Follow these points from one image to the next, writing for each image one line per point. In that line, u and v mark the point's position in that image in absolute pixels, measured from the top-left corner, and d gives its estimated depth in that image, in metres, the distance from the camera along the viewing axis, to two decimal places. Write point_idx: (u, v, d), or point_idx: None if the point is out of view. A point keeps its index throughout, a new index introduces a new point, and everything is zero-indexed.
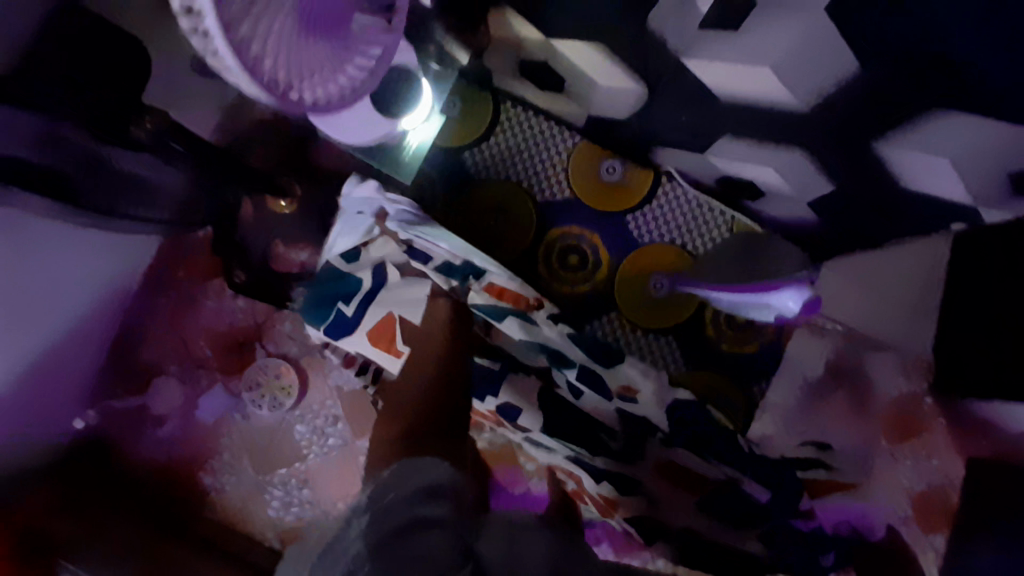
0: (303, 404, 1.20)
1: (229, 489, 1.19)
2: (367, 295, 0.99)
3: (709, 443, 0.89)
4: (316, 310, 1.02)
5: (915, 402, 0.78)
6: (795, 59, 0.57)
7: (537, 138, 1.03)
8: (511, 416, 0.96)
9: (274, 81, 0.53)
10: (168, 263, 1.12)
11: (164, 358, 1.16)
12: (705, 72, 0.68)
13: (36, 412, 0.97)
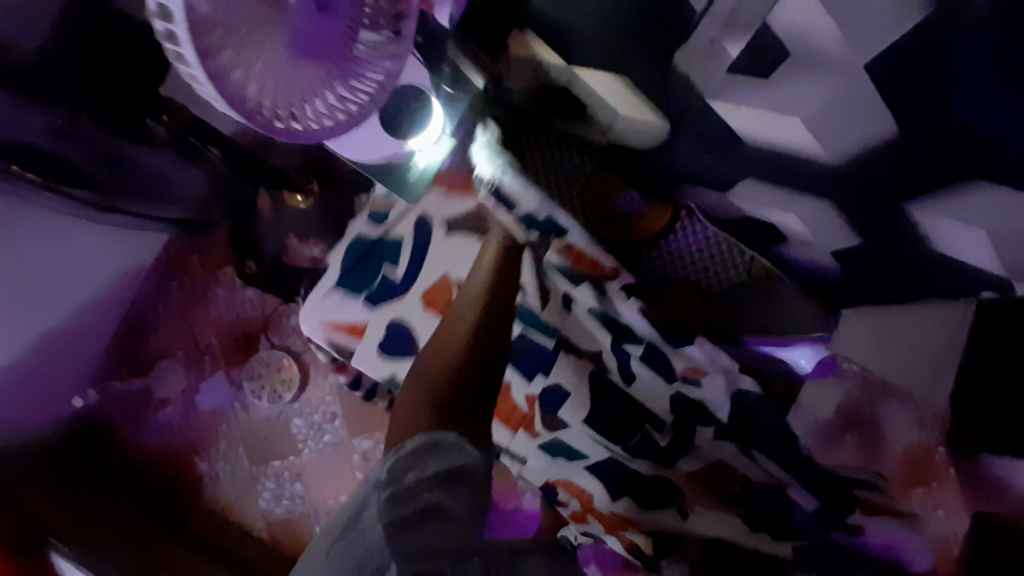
0: (303, 399, 1.19)
1: (223, 478, 1.18)
2: (414, 253, 0.93)
3: (751, 435, 0.82)
4: (359, 273, 0.95)
5: (928, 453, 0.71)
6: (826, 119, 0.50)
7: None
8: (554, 401, 0.89)
9: (262, 112, 0.43)
10: (181, 251, 1.15)
11: (171, 345, 1.17)
12: (732, 116, 0.58)
13: (30, 400, 1.01)
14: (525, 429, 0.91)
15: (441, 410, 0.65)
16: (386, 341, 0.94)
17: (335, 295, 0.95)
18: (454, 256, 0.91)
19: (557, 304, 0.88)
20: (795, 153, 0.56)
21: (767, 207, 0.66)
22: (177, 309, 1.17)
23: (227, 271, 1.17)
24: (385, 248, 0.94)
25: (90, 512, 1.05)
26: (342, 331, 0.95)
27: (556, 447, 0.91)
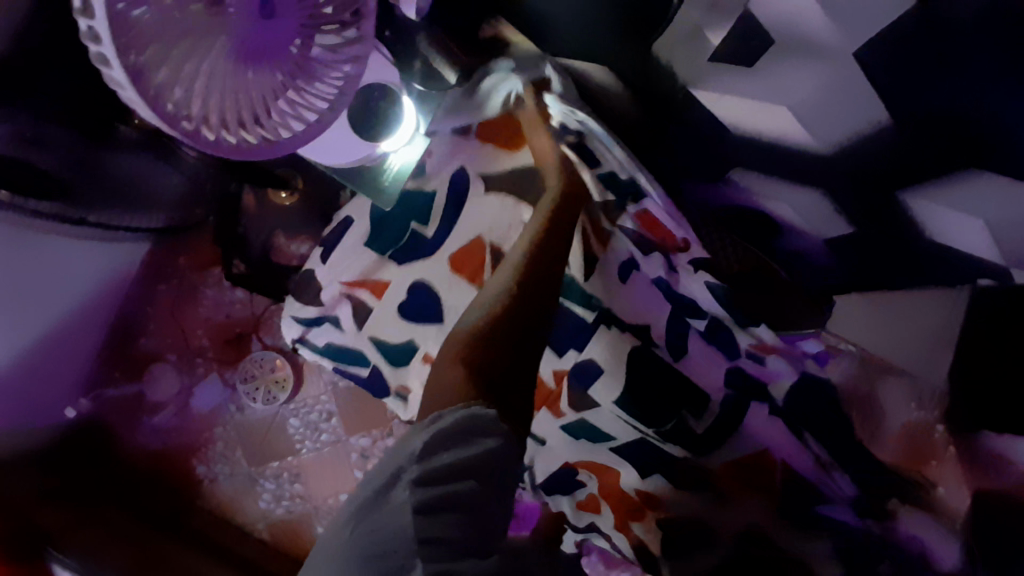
0: (298, 398, 1.18)
1: (222, 480, 1.17)
2: (444, 207, 0.81)
3: (809, 419, 0.75)
4: (384, 232, 0.82)
5: (926, 431, 0.69)
6: (823, 103, 0.51)
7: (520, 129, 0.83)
8: (591, 372, 0.79)
9: (197, 126, 0.47)
10: (169, 250, 1.16)
11: (164, 347, 1.18)
12: (715, 105, 0.59)
13: (29, 402, 0.99)
14: (548, 407, 0.81)
15: (474, 384, 0.60)
16: (407, 304, 0.81)
17: (357, 252, 0.83)
18: (496, 215, 0.79)
19: (601, 270, 0.78)
20: (783, 142, 0.56)
21: (768, 192, 0.62)
22: (166, 311, 1.18)
23: (215, 270, 1.18)
24: (415, 200, 0.81)
25: (94, 516, 1.05)
26: (369, 289, 0.82)
27: (583, 427, 0.80)
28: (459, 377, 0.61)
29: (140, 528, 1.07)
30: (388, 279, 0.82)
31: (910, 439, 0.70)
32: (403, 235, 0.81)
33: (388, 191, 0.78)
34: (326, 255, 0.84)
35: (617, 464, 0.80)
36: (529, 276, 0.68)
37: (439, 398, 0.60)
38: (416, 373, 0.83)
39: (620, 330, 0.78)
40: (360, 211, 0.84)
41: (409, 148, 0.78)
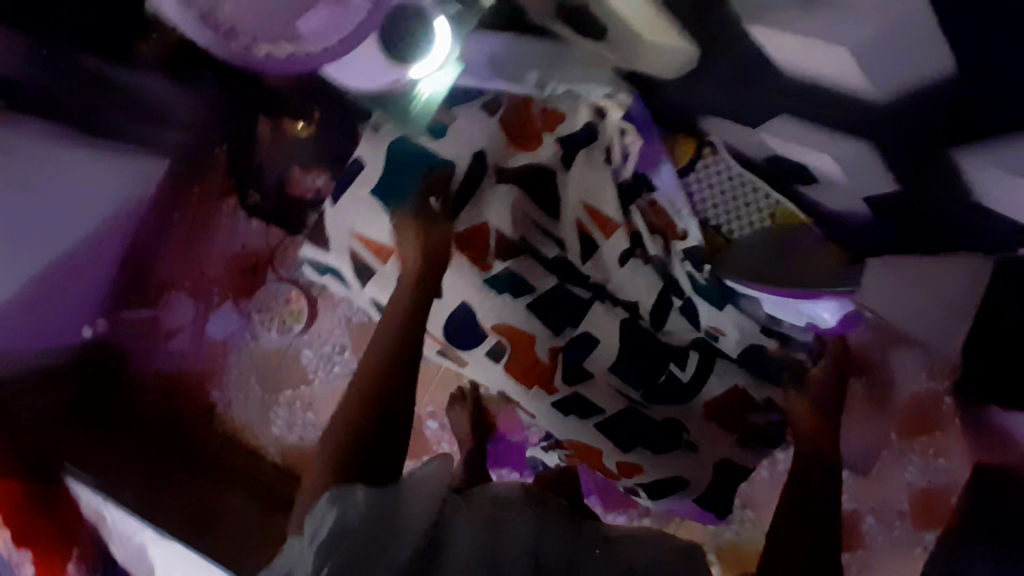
0: (313, 330, 1.19)
1: (236, 405, 1.19)
2: (466, 183, 0.74)
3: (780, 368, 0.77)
4: (391, 191, 0.74)
5: (934, 401, 0.72)
6: (890, 51, 0.42)
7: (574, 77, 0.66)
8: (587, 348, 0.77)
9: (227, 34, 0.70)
10: (182, 179, 1.11)
11: (177, 275, 1.15)
12: (774, 44, 0.48)
13: (45, 326, 1.02)
14: (541, 385, 0.77)
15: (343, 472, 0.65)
16: None
17: (361, 202, 0.75)
18: (504, 199, 0.74)
19: (612, 259, 0.74)
20: (840, 90, 0.48)
21: (791, 149, 0.60)
22: (180, 239, 1.14)
23: (229, 201, 1.16)
24: (431, 168, 0.73)
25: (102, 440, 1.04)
26: (366, 246, 0.76)
27: (575, 397, 0.79)
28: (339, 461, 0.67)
29: (155, 458, 1.10)
30: (389, 244, 0.75)
31: (913, 404, 0.75)
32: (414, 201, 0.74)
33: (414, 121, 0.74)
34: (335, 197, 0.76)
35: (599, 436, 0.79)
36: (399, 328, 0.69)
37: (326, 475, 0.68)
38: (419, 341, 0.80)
39: (621, 312, 0.77)
40: (370, 154, 0.75)
41: (438, 74, 0.71)
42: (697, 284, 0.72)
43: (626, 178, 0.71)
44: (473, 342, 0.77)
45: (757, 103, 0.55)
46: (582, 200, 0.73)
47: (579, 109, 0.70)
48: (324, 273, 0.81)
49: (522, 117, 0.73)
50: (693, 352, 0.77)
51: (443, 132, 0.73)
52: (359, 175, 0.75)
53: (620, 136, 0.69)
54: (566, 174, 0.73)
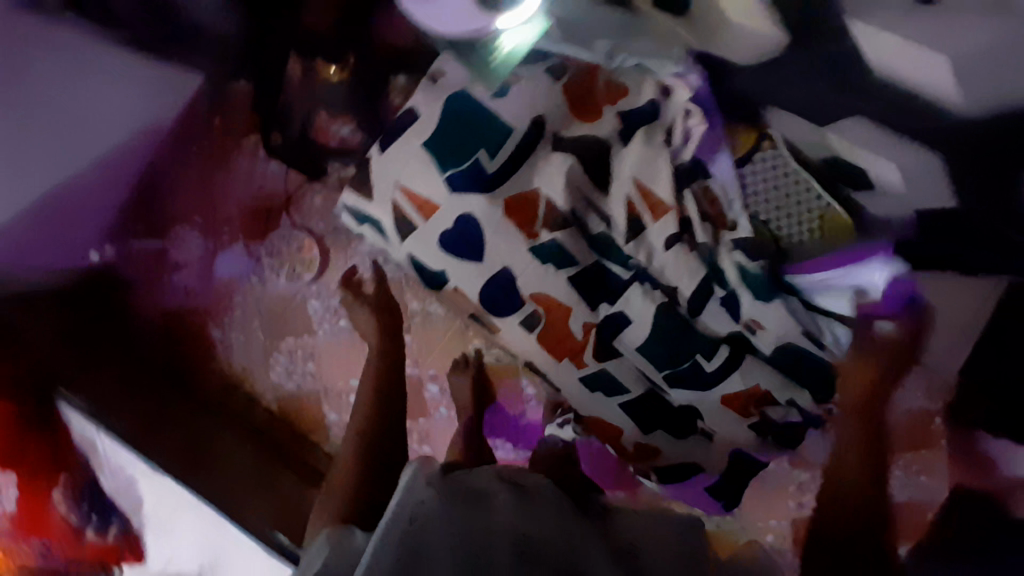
0: (322, 281, 1.15)
1: (235, 347, 1.17)
2: (522, 142, 0.66)
3: (817, 372, 0.68)
4: (441, 144, 0.66)
5: (928, 419, 0.81)
6: (999, 61, 0.41)
7: (650, 50, 0.61)
8: (622, 325, 0.70)
9: None
10: (206, 108, 1.10)
11: (188, 209, 1.14)
12: (874, 40, 0.46)
13: (51, 243, 1.00)
14: (571, 358, 0.71)
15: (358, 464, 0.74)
16: (452, 236, 0.67)
17: (410, 155, 0.66)
18: (558, 169, 0.66)
19: (656, 241, 0.67)
20: (928, 101, 0.47)
21: (853, 151, 0.55)
22: (196, 172, 1.13)
23: (251, 138, 1.13)
24: (484, 124, 0.66)
25: (97, 362, 1.04)
26: (412, 202, 0.67)
27: (604, 381, 0.73)
28: (343, 493, 0.70)
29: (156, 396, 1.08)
30: (437, 202, 0.66)
31: (910, 425, 0.83)
32: (463, 156, 0.65)
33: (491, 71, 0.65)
34: (386, 144, 0.67)
35: (624, 423, 0.75)
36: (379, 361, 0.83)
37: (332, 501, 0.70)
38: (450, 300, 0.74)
39: (658, 296, 0.69)
40: (426, 103, 0.66)
41: (526, 29, 0.62)
42: (745, 275, 0.66)
43: (685, 162, 0.65)
44: (506, 309, 0.70)
45: (829, 104, 0.53)
46: (635, 174, 0.66)
47: (645, 87, 0.65)
48: (361, 223, 0.72)
49: (586, 86, 0.67)
50: (724, 348, 0.70)
51: (505, 93, 0.66)
52: (409, 126, 0.67)
53: (684, 118, 0.64)
54: (622, 150, 0.66)
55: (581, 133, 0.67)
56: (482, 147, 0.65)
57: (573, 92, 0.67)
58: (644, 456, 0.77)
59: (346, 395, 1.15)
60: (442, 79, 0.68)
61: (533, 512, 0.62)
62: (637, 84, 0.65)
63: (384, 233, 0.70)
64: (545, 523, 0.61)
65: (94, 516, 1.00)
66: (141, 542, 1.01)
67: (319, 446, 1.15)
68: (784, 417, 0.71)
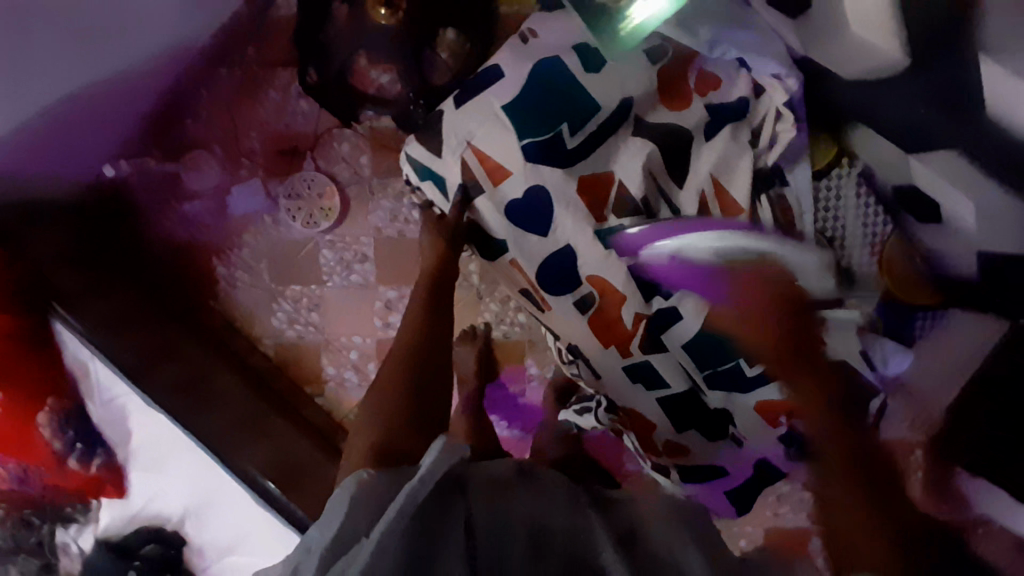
0: (339, 232, 1.11)
1: (239, 286, 1.12)
2: (607, 122, 0.66)
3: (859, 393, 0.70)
4: (525, 110, 0.64)
5: None
6: None
7: (754, 48, 0.63)
8: (672, 321, 0.69)
9: None
10: (245, 34, 1.06)
11: (209, 135, 1.09)
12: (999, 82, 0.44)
13: (60, 157, 0.92)
14: (617, 347, 0.71)
15: (390, 419, 0.60)
16: (519, 208, 0.66)
17: (489, 114, 0.65)
18: (637, 154, 0.66)
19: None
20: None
21: (933, 183, 0.56)
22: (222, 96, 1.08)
23: (285, 72, 1.08)
24: (574, 97, 0.64)
25: (99, 285, 0.99)
26: (482, 164, 0.66)
27: (645, 374, 0.73)
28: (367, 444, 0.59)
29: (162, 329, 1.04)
30: (509, 167, 0.65)
31: None
32: (544, 127, 0.64)
33: (617, 42, 0.64)
34: (462, 99, 0.66)
35: (659, 418, 0.75)
36: (418, 320, 0.69)
37: (355, 458, 0.58)
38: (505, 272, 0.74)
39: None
40: (512, 62, 0.66)
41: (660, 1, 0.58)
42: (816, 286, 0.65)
43: (767, 164, 0.66)
44: (563, 287, 0.69)
45: (928, 127, 0.52)
46: (713, 171, 0.66)
47: (738, 82, 0.66)
48: (420, 179, 0.70)
49: (680, 75, 0.67)
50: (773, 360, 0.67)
51: (598, 66, 0.65)
52: (492, 85, 0.66)
53: (774, 120, 0.65)
54: (704, 145, 0.66)
55: (667, 119, 0.66)
56: (564, 121, 0.64)
57: (669, 80, 0.67)
58: (672, 453, 0.77)
59: (346, 350, 1.13)
60: (535, 40, 0.67)
61: (540, 499, 0.56)
62: (732, 80, 0.67)
63: (446, 191, 0.69)
64: (555, 511, 0.55)
65: (79, 444, 0.96)
66: (125, 475, 0.97)
67: (314, 397, 1.13)
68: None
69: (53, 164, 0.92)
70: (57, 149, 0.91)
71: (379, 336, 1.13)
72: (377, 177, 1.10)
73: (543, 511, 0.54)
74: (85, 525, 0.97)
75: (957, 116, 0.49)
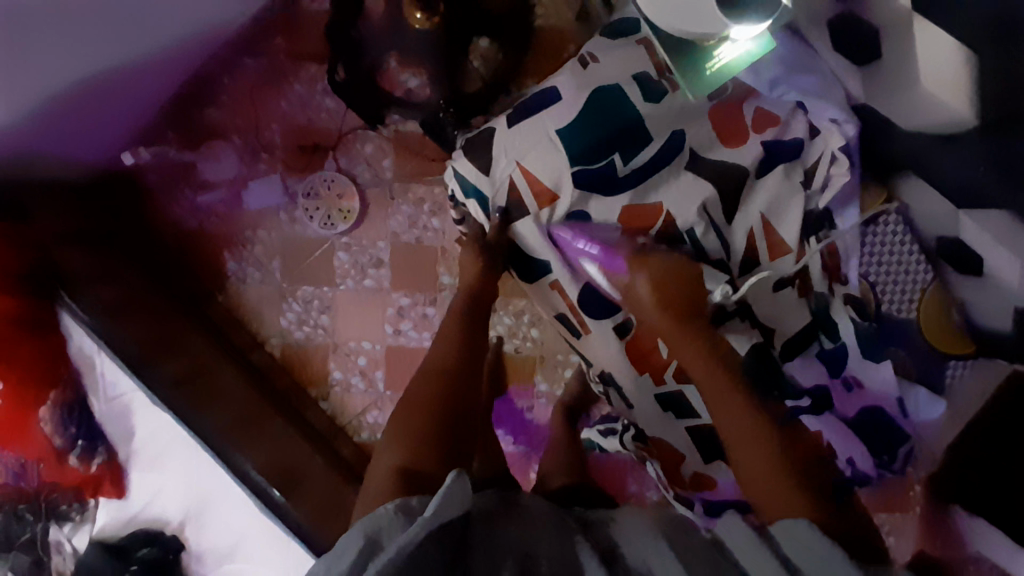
0: (355, 234, 1.08)
1: (250, 282, 1.09)
2: (660, 155, 0.66)
3: (888, 433, 0.73)
4: (580, 138, 0.65)
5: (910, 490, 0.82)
6: None
7: (818, 90, 0.64)
8: None
9: None
10: (277, 27, 1.05)
11: (229, 125, 1.07)
12: None
13: (72, 139, 0.89)
14: (650, 374, 0.71)
15: (428, 442, 0.61)
16: (564, 229, 0.68)
17: (541, 137, 0.66)
18: (692, 187, 0.66)
19: (769, 283, 0.68)
20: None
21: (980, 239, 0.57)
22: (246, 87, 1.07)
23: (312, 67, 1.06)
24: (630, 127, 0.65)
25: (110, 273, 0.96)
26: (527, 182, 0.67)
27: (677, 402, 0.72)
28: (394, 471, 0.59)
29: (173, 325, 1.01)
30: (554, 189, 0.66)
31: None
32: (596, 156, 0.65)
33: (698, 80, 0.62)
34: (515, 120, 0.67)
35: (684, 448, 0.75)
36: (456, 335, 0.70)
37: (379, 482, 0.58)
38: (541, 293, 0.74)
39: (755, 335, 0.68)
40: (572, 88, 0.66)
41: (747, 43, 0.61)
42: (855, 331, 0.69)
43: (819, 208, 0.68)
44: (603, 311, 0.70)
45: (985, 189, 0.52)
46: (764, 211, 0.67)
47: (795, 124, 0.66)
48: (466, 196, 0.71)
49: (736, 112, 0.67)
50: (806, 399, 0.71)
51: (657, 95, 0.65)
52: (545, 108, 0.66)
53: (828, 164, 0.66)
54: (755, 183, 0.67)
55: (722, 155, 0.67)
56: (615, 154, 0.65)
57: (726, 119, 0.67)
58: (697, 485, 0.76)
59: (355, 355, 1.10)
60: (591, 64, 0.67)
61: (532, 531, 0.55)
62: (793, 119, 0.66)
63: (489, 210, 0.70)
64: (552, 545, 0.53)
65: (80, 441, 0.93)
66: (125, 476, 0.96)
67: (319, 401, 1.10)
68: (843, 468, 0.72)
69: (62, 146, 0.88)
70: (70, 133, 0.87)
71: (388, 343, 1.09)
72: (399, 181, 1.07)
73: (535, 543, 0.53)
74: (80, 523, 0.95)
75: (1017, 183, 0.49)
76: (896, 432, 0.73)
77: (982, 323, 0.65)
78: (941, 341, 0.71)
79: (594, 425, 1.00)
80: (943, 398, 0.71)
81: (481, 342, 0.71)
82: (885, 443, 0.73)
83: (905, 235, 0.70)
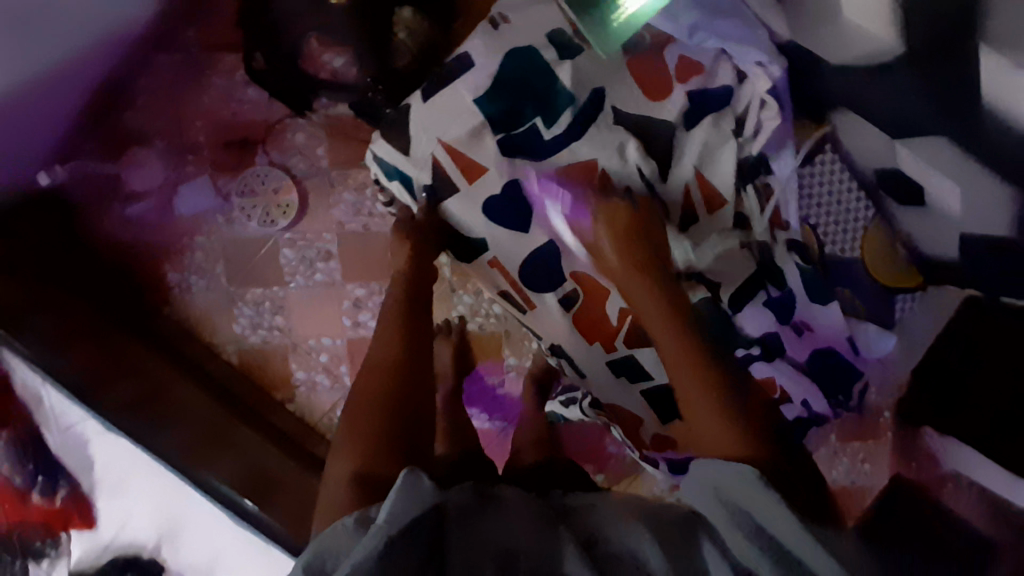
0: (298, 229, 1.04)
1: (196, 292, 1.05)
2: (585, 114, 0.66)
3: (843, 375, 0.76)
4: (505, 106, 0.66)
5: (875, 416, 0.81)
6: None
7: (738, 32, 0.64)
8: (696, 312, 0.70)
9: None
10: (186, 18, 0.99)
11: (150, 129, 1.02)
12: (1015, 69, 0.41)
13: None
14: (601, 342, 0.73)
15: (373, 440, 0.58)
16: (499, 202, 0.68)
17: (458, 108, 0.66)
18: (622, 145, 0.66)
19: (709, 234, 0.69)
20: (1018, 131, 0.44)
21: (917, 169, 0.56)
22: (163, 85, 1.01)
23: (230, 58, 1.00)
24: (553, 91, 0.65)
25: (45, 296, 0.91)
26: (452, 159, 0.67)
27: (631, 367, 0.74)
28: (345, 479, 0.56)
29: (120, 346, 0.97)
30: (484, 163, 0.67)
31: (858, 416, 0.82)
32: (523, 121, 0.66)
33: (607, 34, 0.62)
34: (429, 94, 0.66)
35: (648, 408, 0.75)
36: (395, 326, 0.68)
37: (335, 495, 0.56)
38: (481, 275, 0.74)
39: (702, 291, 0.70)
40: (485, 52, 0.65)
41: None
42: (800, 275, 0.71)
43: (752, 155, 0.67)
44: (547, 284, 0.71)
45: (917, 119, 0.52)
46: (696, 163, 0.67)
47: (722, 71, 0.66)
48: (390, 178, 0.70)
49: (658, 62, 0.66)
50: (756, 348, 0.75)
51: (576, 53, 0.65)
52: (462, 76, 0.66)
53: (757, 109, 0.66)
54: (686, 135, 0.66)
55: (651, 109, 0.66)
56: (540, 118, 0.66)
57: (651, 72, 0.66)
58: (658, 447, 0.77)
59: (316, 352, 1.07)
60: (502, 28, 0.67)
61: (512, 524, 0.50)
62: (720, 63, 0.66)
63: (414, 191, 0.70)
64: (530, 547, 0.48)
65: (41, 477, 0.93)
66: (92, 506, 0.94)
67: (285, 404, 1.06)
68: (793, 414, 0.77)
69: None
70: None
71: (349, 336, 1.07)
72: (336, 168, 1.03)
73: (514, 535, 0.49)
74: (57, 558, 0.94)
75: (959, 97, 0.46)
76: (848, 371, 0.76)
77: (937, 254, 0.63)
78: (890, 280, 0.70)
79: (556, 396, 0.97)
80: (893, 331, 0.73)
81: (423, 326, 0.68)
82: (839, 379, 0.76)
83: (842, 172, 0.69)
